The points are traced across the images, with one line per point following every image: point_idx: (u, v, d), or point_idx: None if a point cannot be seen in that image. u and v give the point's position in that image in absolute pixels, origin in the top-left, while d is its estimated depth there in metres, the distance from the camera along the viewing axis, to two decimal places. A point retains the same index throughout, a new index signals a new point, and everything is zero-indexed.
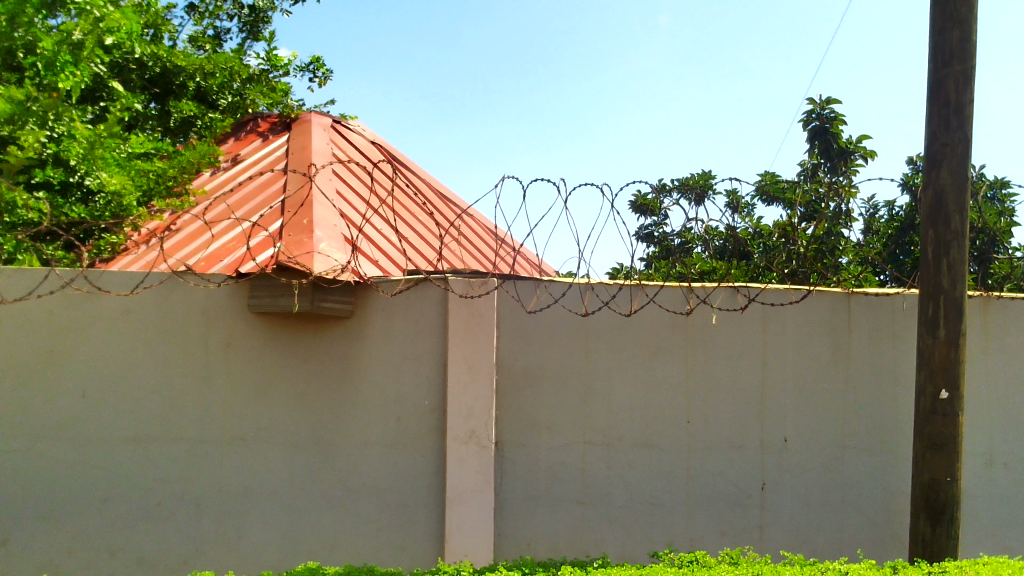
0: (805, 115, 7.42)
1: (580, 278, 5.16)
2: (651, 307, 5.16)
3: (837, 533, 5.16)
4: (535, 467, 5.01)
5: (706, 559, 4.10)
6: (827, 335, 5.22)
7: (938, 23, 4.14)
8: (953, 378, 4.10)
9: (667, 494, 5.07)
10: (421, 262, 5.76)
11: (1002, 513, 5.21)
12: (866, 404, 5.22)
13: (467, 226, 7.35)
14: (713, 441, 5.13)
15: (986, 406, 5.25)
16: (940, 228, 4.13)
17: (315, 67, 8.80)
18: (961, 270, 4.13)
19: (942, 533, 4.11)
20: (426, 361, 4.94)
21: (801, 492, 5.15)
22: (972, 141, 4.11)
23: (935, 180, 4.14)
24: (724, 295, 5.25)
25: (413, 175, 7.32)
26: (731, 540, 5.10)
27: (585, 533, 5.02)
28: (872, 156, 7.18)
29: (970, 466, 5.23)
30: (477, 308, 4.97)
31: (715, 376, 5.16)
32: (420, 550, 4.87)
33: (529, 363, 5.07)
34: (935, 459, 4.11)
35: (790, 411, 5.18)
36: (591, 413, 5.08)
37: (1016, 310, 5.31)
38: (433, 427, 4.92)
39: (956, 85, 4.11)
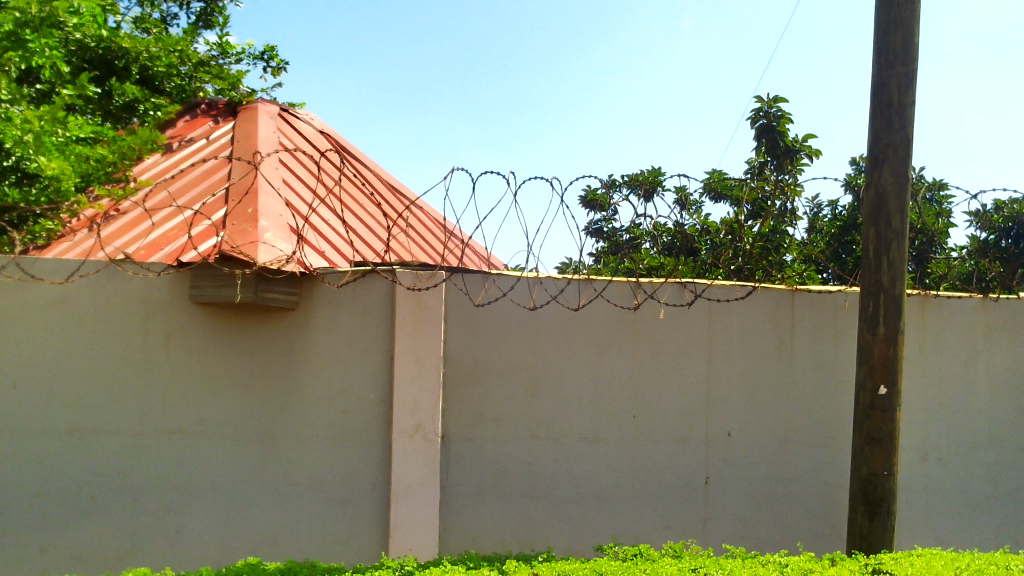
0: (753, 113, 7.44)
1: (528, 272, 5.15)
2: (599, 302, 5.17)
3: (779, 527, 5.23)
4: (483, 461, 4.99)
5: (649, 553, 4.11)
6: (770, 331, 5.29)
7: (882, 26, 4.22)
8: (891, 374, 4.18)
9: (612, 487, 5.09)
10: (367, 254, 5.66)
11: (936, 506, 5.35)
12: (808, 399, 5.29)
13: (415, 218, 7.29)
14: (658, 435, 5.16)
15: (922, 402, 5.38)
16: (880, 227, 4.21)
17: (269, 57, 8.63)
18: (901, 269, 4.21)
19: (879, 525, 4.20)
20: (372, 354, 4.88)
21: (744, 486, 5.21)
22: (912, 142, 4.20)
23: (878, 180, 4.22)
24: (671, 291, 5.25)
25: (361, 165, 7.23)
26: (675, 533, 5.14)
27: (530, 527, 5.01)
28: (818, 156, 7.24)
29: (906, 461, 5.35)
30: (425, 301, 4.92)
31: (661, 372, 5.20)
32: (364, 545, 4.81)
33: (476, 356, 5.04)
34: (872, 454, 4.20)
35: (734, 405, 5.24)
36: (538, 406, 5.07)
37: (952, 308, 5.44)
38: (379, 420, 4.86)
39: (898, 86, 4.19)
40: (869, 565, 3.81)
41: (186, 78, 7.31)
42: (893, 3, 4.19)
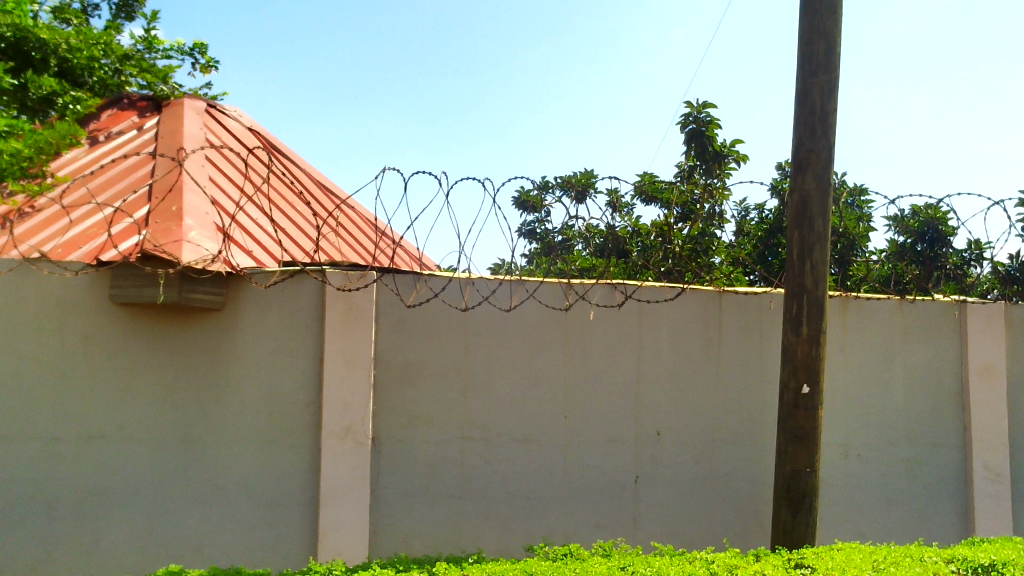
0: (683, 118, 7.47)
1: (459, 272, 5.14)
2: (530, 303, 5.19)
3: (707, 523, 5.31)
4: (413, 463, 4.95)
5: (579, 552, 4.14)
6: (698, 332, 5.39)
7: (805, 35, 4.34)
8: (814, 374, 4.29)
9: (543, 487, 5.11)
10: (296, 254, 5.56)
11: (856, 501, 5.51)
12: (735, 398, 5.40)
13: (346, 217, 7.20)
14: (589, 435, 5.20)
15: (842, 401, 5.54)
16: (804, 231, 4.32)
17: (199, 54, 8.41)
18: (823, 271, 4.33)
19: (802, 521, 4.30)
20: (301, 355, 4.80)
21: (673, 484, 5.28)
22: (834, 148, 4.32)
23: (801, 185, 4.34)
24: (601, 292, 5.30)
25: (291, 164, 7.11)
26: (605, 532, 5.18)
27: (462, 529, 4.99)
28: (745, 161, 7.23)
29: (828, 457, 5.51)
30: (356, 302, 4.87)
31: (592, 373, 5.24)
32: (292, 550, 4.72)
33: (408, 357, 5.00)
34: (796, 451, 4.30)
35: (663, 405, 5.31)
36: (470, 407, 5.06)
37: (871, 310, 5.63)
38: (307, 423, 4.78)
39: (821, 94, 4.31)
40: (792, 560, 3.89)
41: (109, 70, 7.10)
42: (816, 13, 4.32)
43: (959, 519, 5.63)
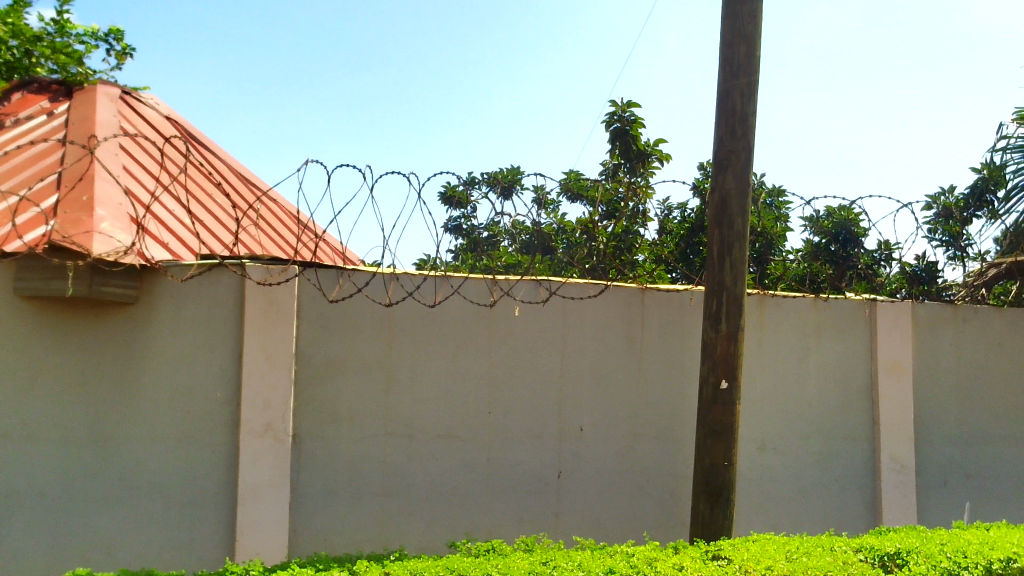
0: (608, 118, 7.42)
1: (383, 268, 5.10)
2: (455, 299, 5.18)
3: (628, 517, 5.38)
4: (334, 460, 4.88)
5: (502, 547, 4.13)
6: (621, 328, 5.46)
7: (727, 38, 4.44)
8: (732, 369, 4.39)
9: (466, 483, 5.10)
10: (215, 246, 5.41)
11: (771, 493, 5.67)
12: (656, 394, 5.48)
13: (267, 209, 7.05)
14: (512, 430, 5.21)
15: (759, 396, 5.69)
16: (724, 229, 4.42)
17: (114, 39, 8.11)
18: (742, 269, 4.43)
19: (719, 513, 4.40)
20: (219, 351, 4.69)
21: (595, 478, 5.34)
22: (753, 149, 4.43)
23: (722, 184, 4.43)
24: (526, 288, 5.33)
25: (211, 155, 6.93)
26: (527, 527, 5.19)
27: (383, 526, 4.94)
28: (667, 160, 7.12)
29: (745, 451, 5.64)
30: (276, 296, 4.78)
31: (516, 369, 5.25)
32: (207, 550, 4.59)
33: (330, 353, 4.92)
34: (714, 445, 4.40)
35: (586, 401, 5.36)
36: (393, 404, 5.02)
37: (787, 307, 5.79)
38: (225, 420, 4.66)
39: (741, 96, 4.42)
40: (709, 551, 3.97)
41: (16, 52, 6.88)
42: (737, 17, 4.42)
43: (868, 509, 5.84)
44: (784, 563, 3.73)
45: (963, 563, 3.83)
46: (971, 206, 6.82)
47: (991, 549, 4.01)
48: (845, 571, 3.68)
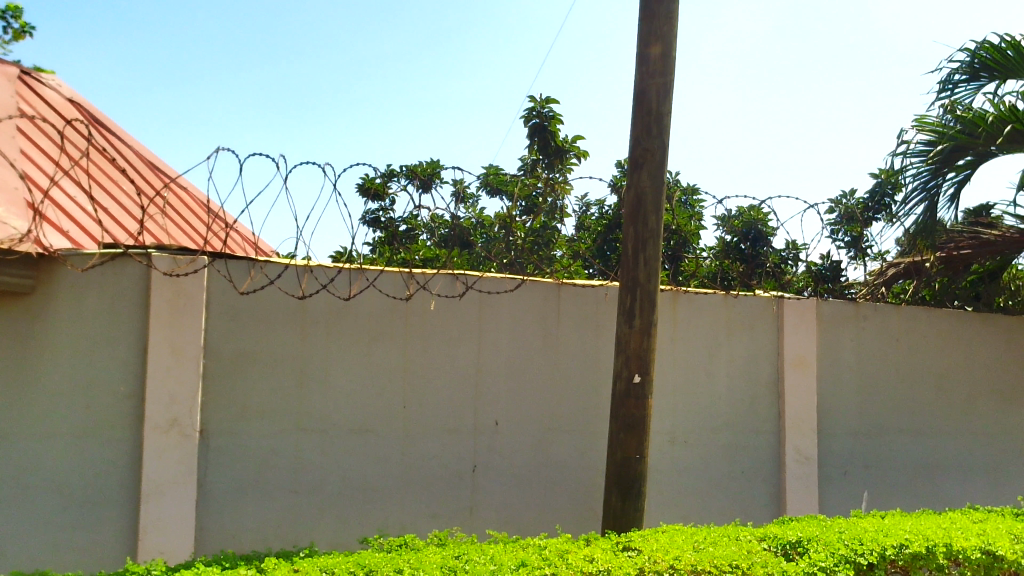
0: (526, 112, 7.30)
1: (297, 260, 4.99)
2: (370, 292, 5.12)
3: (542, 510, 5.42)
4: (244, 456, 4.77)
5: (415, 542, 4.10)
6: (538, 323, 5.49)
7: (644, 37, 4.51)
8: (644, 364, 4.47)
9: (380, 478, 5.06)
10: (118, 234, 5.21)
11: (681, 486, 5.80)
12: (572, 388, 5.54)
13: (175, 198, 6.83)
14: (427, 425, 5.19)
15: (671, 391, 5.81)
16: (638, 226, 4.48)
17: (13, 16, 7.73)
18: (655, 266, 4.51)
19: (630, 505, 4.47)
20: (122, 343, 4.53)
21: (509, 472, 5.36)
22: (667, 149, 4.51)
23: (637, 182, 4.50)
24: (443, 282, 5.30)
25: (117, 140, 6.66)
26: (441, 521, 5.18)
27: (294, 522, 4.86)
28: (584, 158, 7.11)
29: (657, 444, 5.75)
30: (184, 288, 4.64)
31: (433, 363, 5.23)
32: (108, 550, 4.44)
33: (240, 346, 4.80)
34: (626, 438, 4.47)
35: (502, 395, 5.38)
36: (306, 398, 4.93)
37: (699, 304, 5.93)
38: (128, 415, 4.51)
39: (657, 95, 4.49)
40: (619, 543, 4.04)
41: None
42: (655, 17, 4.49)
43: (772, 500, 6.04)
44: (692, 553, 3.81)
45: (859, 551, 3.99)
46: (871, 209, 7.13)
47: (885, 536, 4.19)
48: (749, 560, 3.79)
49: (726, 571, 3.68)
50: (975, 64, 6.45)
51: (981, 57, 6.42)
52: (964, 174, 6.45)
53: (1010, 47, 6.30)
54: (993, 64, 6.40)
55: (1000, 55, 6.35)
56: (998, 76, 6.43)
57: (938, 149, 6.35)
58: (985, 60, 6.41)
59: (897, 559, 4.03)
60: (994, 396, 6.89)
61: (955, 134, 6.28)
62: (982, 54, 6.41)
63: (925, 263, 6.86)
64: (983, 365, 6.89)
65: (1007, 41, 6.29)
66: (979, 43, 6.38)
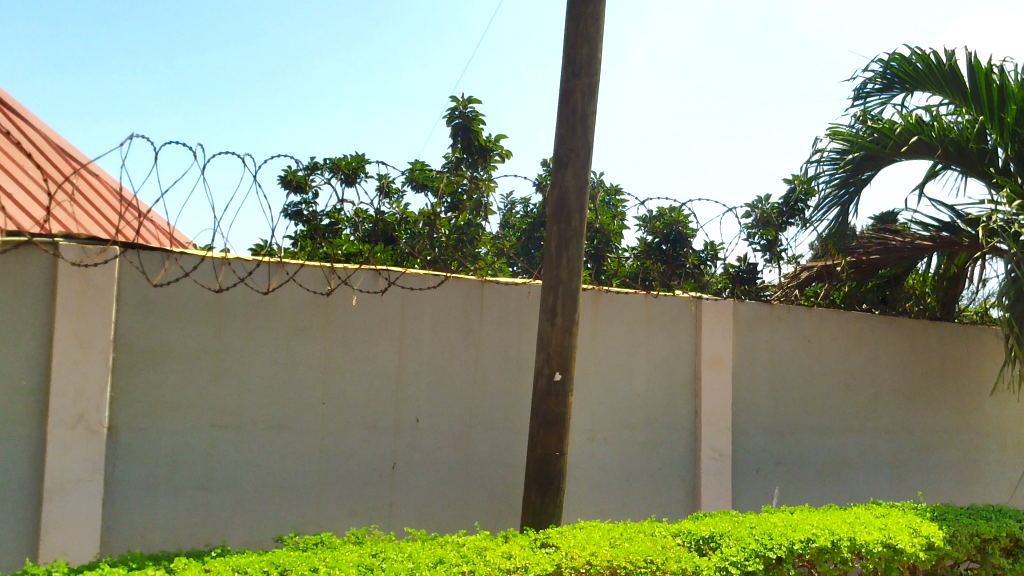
0: (448, 110, 7.06)
1: (214, 252, 4.89)
2: (290, 286, 5.03)
3: (461, 508, 5.41)
4: (154, 453, 4.62)
5: (331, 541, 4.04)
6: (460, 319, 5.49)
7: (571, 37, 4.54)
8: (565, 362, 4.51)
9: (296, 476, 4.97)
10: (24, 220, 4.97)
11: (599, 482, 5.87)
12: (493, 385, 5.55)
13: (84, 184, 6.55)
14: (346, 421, 5.12)
15: (592, 388, 5.87)
16: (562, 225, 4.52)
17: None
18: (578, 264, 4.55)
19: (549, 501, 4.50)
20: (25, 335, 4.34)
21: (429, 469, 5.34)
22: (591, 148, 4.56)
23: (561, 180, 4.54)
24: (365, 278, 5.24)
25: (23, 123, 6.36)
26: (359, 519, 5.13)
27: (206, 521, 4.74)
28: (508, 157, 7.03)
29: (577, 442, 5.81)
30: (93, 279, 4.48)
31: (353, 359, 5.17)
32: (6, 550, 4.25)
33: (152, 340, 4.65)
34: (546, 435, 4.50)
35: (424, 392, 5.35)
36: (221, 394, 4.81)
37: (620, 303, 6.02)
38: (29, 410, 4.32)
39: (582, 95, 4.54)
40: (537, 539, 4.06)
41: None
42: (582, 17, 4.53)
43: (687, 495, 6.16)
44: (608, 549, 3.87)
45: (768, 545, 4.12)
46: (784, 215, 7.36)
47: (793, 531, 4.33)
48: (663, 555, 3.86)
49: (640, 567, 3.74)
50: (887, 74, 6.71)
51: (893, 68, 6.68)
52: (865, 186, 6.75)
53: (920, 60, 6.55)
54: (904, 76, 6.66)
55: (910, 67, 6.60)
56: (908, 87, 6.69)
57: (851, 158, 6.58)
58: (897, 71, 6.67)
59: (804, 553, 4.17)
60: (897, 396, 7.20)
61: (867, 144, 6.52)
62: (894, 66, 6.68)
63: (837, 267, 7.14)
64: (888, 365, 7.18)
65: (918, 53, 6.55)
66: (893, 54, 6.63)
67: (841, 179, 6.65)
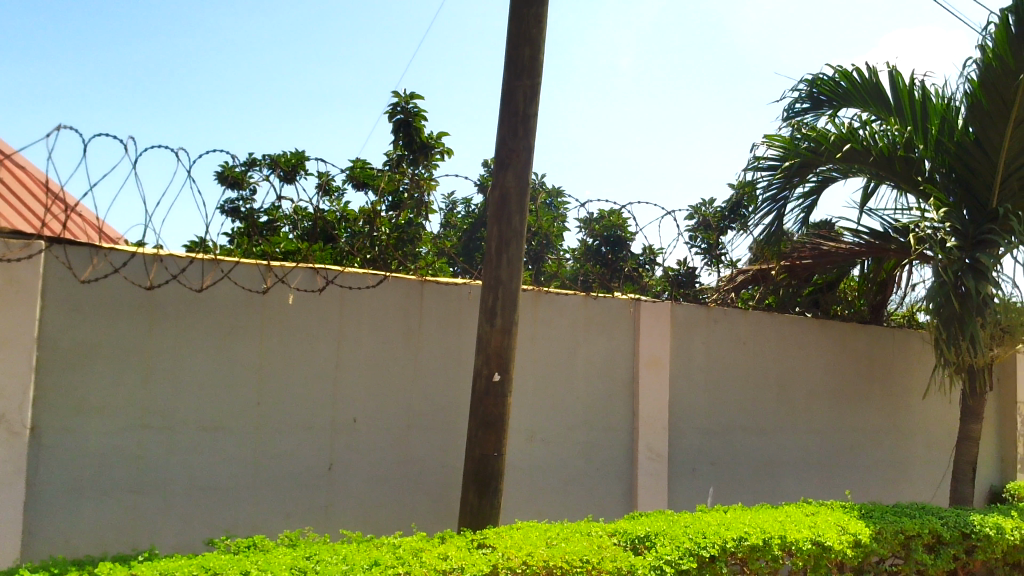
0: (391, 106, 6.97)
1: (146, 247, 4.77)
2: (225, 284, 4.93)
3: (397, 509, 5.37)
4: (80, 455, 4.48)
5: (263, 544, 3.96)
6: (400, 318, 5.45)
7: (512, 39, 4.55)
8: (505, 362, 4.51)
9: (229, 478, 4.86)
10: None
11: (537, 483, 5.88)
12: (431, 386, 5.52)
13: (8, 175, 6.33)
14: (281, 422, 5.04)
15: (531, 389, 5.88)
16: (502, 226, 4.51)
17: None
18: (518, 266, 4.55)
19: (487, 502, 4.49)
20: None
21: (366, 470, 5.28)
22: (533, 150, 4.57)
23: (502, 182, 4.53)
24: (302, 276, 5.17)
25: None
26: (293, 522, 5.05)
27: (134, 524, 4.61)
28: (451, 155, 6.95)
29: (516, 443, 5.81)
30: (18, 274, 4.33)
31: (289, 359, 5.08)
32: None
33: (79, 338, 4.51)
34: (485, 436, 4.49)
35: (361, 393, 5.29)
36: (151, 394, 4.69)
37: (560, 304, 6.05)
38: None
39: (524, 97, 4.54)
40: (474, 540, 4.05)
41: None
42: (523, 20, 4.54)
43: (624, 495, 6.22)
44: (544, 549, 3.88)
45: (702, 543, 4.18)
46: (725, 219, 7.41)
47: (726, 529, 4.40)
48: (599, 555, 3.89)
49: (576, 567, 3.76)
50: (814, 93, 6.94)
51: (819, 87, 6.92)
52: (809, 199, 6.97)
53: (844, 77, 6.80)
54: (830, 94, 6.91)
55: (834, 85, 6.86)
56: (835, 105, 6.92)
57: (788, 164, 6.75)
58: (822, 90, 6.91)
59: (736, 551, 4.24)
60: (828, 397, 7.38)
61: (803, 152, 6.68)
62: (818, 86, 6.92)
63: (772, 270, 7.38)
64: (820, 367, 7.36)
65: (841, 72, 6.80)
66: (817, 75, 6.87)
67: (778, 185, 6.84)
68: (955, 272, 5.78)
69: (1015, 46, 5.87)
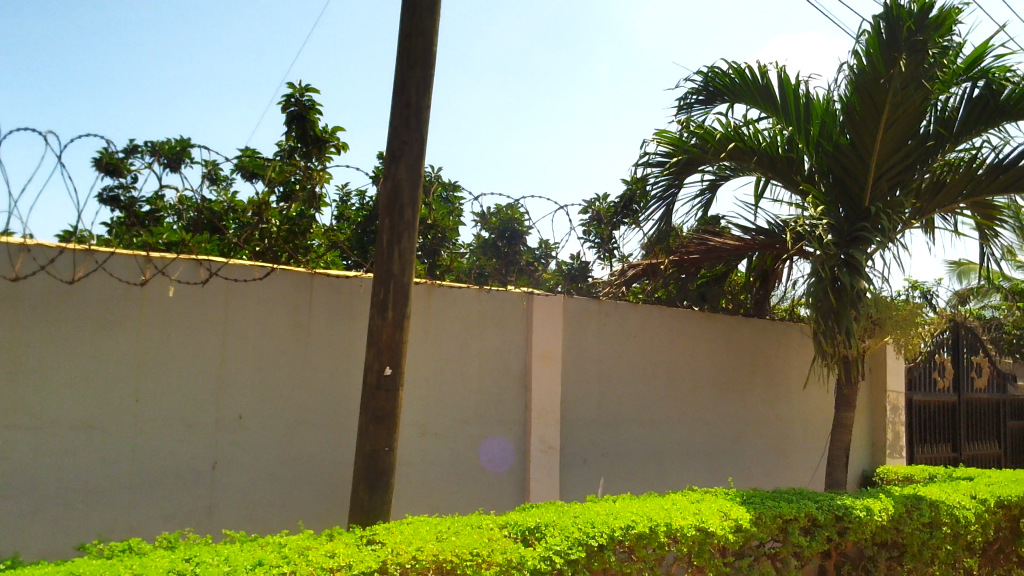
0: (284, 97, 6.71)
1: (12, 236, 4.48)
2: (99, 276, 4.70)
3: (285, 507, 5.24)
4: None
5: (140, 547, 3.79)
6: (288, 311, 5.31)
7: (404, 30, 4.48)
8: (396, 356, 4.45)
9: (103, 479, 4.64)
10: None
11: (429, 477, 5.85)
12: (321, 380, 5.41)
13: None
14: (162, 420, 4.83)
15: (423, 383, 5.85)
16: (394, 219, 4.45)
17: None
18: (410, 259, 4.50)
19: (377, 498, 4.42)
20: None
21: (252, 469, 5.13)
22: (425, 142, 4.52)
23: (394, 174, 4.47)
24: (183, 268, 4.97)
25: None
26: (174, 523, 4.86)
27: None
28: (344, 149, 6.79)
29: (408, 438, 5.77)
30: None
31: (170, 354, 4.88)
32: None
33: None
34: (375, 431, 4.42)
35: (247, 389, 5.13)
36: (17, 392, 4.42)
37: (453, 297, 6.03)
38: None
39: (416, 88, 4.50)
40: (363, 536, 3.99)
41: None
42: (416, 10, 4.49)
43: (516, 488, 6.26)
44: (435, 543, 3.85)
45: (591, 533, 4.23)
46: (617, 213, 7.50)
47: (615, 518, 4.48)
48: (488, 548, 3.89)
49: (465, 560, 3.75)
50: (708, 87, 7.11)
51: (712, 81, 7.09)
52: (703, 196, 7.18)
53: (737, 73, 6.98)
54: (722, 88, 7.08)
55: (727, 80, 7.03)
56: (727, 99, 7.10)
57: (676, 161, 6.91)
58: (716, 84, 7.08)
59: (624, 539, 4.33)
60: (713, 388, 7.63)
61: (689, 149, 6.86)
62: (713, 79, 7.09)
63: (661, 264, 7.54)
64: (706, 359, 7.60)
65: (734, 67, 6.99)
66: (711, 68, 7.05)
67: (667, 181, 7.00)
68: (830, 269, 6.04)
69: (886, 51, 6.15)
